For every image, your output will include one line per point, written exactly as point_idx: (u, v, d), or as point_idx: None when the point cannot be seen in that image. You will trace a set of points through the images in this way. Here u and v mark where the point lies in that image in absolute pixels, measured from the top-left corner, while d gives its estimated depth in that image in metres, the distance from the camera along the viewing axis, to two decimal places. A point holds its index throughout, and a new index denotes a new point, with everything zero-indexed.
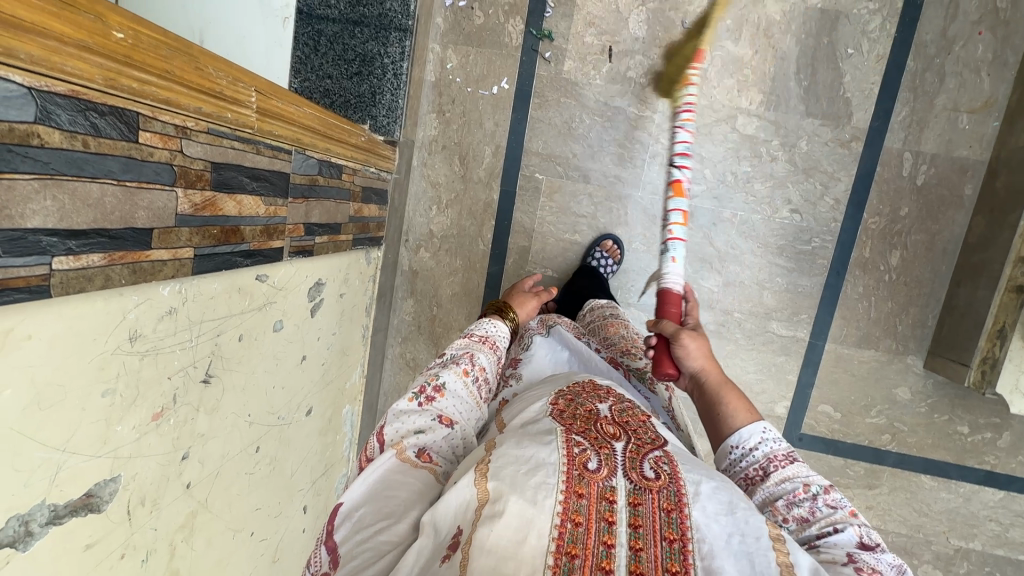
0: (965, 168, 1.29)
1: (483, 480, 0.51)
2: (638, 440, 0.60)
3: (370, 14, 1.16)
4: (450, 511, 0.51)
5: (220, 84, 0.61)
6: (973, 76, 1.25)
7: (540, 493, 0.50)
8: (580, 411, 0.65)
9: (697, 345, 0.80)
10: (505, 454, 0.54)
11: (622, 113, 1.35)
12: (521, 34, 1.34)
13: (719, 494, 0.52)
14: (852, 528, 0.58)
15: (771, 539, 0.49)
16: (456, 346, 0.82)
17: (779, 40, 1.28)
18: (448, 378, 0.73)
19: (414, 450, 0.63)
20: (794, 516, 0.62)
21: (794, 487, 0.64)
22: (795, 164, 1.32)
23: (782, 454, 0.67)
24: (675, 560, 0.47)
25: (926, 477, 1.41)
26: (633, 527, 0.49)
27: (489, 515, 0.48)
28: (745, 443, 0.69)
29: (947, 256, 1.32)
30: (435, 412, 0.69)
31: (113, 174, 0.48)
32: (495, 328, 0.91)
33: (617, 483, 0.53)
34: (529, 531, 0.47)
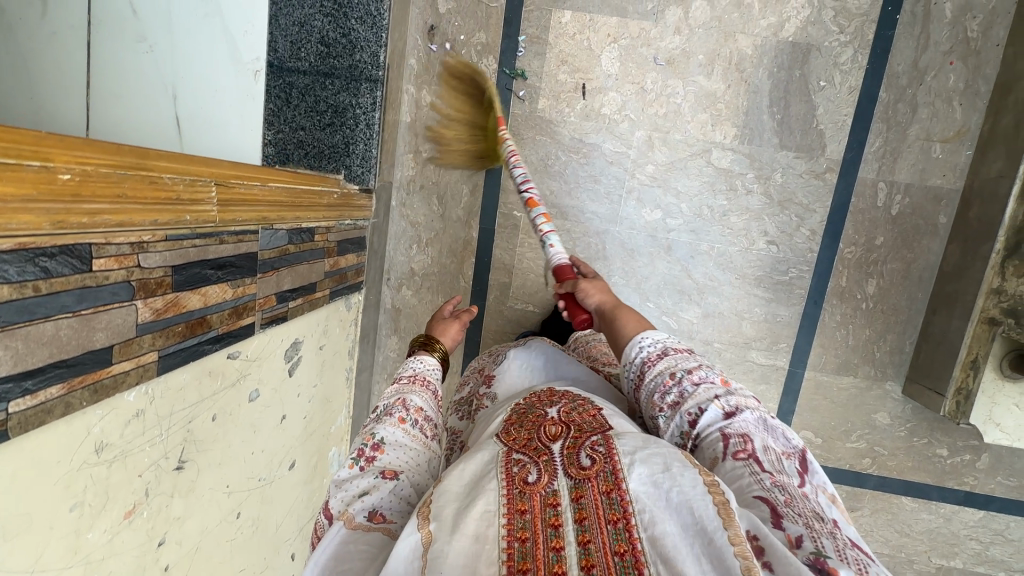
0: (939, 197, 1.29)
1: (427, 523, 0.46)
2: (577, 431, 0.55)
3: (340, 65, 1.19)
4: (401, 567, 0.44)
5: (178, 190, 0.62)
6: (945, 105, 1.25)
7: (483, 525, 0.45)
8: (528, 418, 0.60)
9: (591, 284, 0.81)
10: (447, 491, 0.49)
11: (597, 150, 1.35)
12: (494, 73, 1.34)
13: (653, 457, 0.48)
14: (715, 403, 0.60)
15: (707, 484, 0.45)
16: (387, 393, 0.72)
17: (751, 74, 1.28)
18: (386, 430, 0.65)
19: (363, 514, 0.56)
20: (669, 404, 0.63)
21: (664, 377, 0.65)
22: (771, 197, 1.33)
23: (654, 353, 0.68)
24: (622, 540, 0.43)
25: (907, 499, 1.43)
26: (579, 522, 0.45)
27: (434, 558, 0.43)
28: (628, 357, 0.69)
29: (923, 283, 1.32)
30: (378, 469, 0.61)
31: (67, 307, 0.50)
32: (423, 364, 0.80)
33: (560, 485, 0.49)
34: (477, 563, 0.42)
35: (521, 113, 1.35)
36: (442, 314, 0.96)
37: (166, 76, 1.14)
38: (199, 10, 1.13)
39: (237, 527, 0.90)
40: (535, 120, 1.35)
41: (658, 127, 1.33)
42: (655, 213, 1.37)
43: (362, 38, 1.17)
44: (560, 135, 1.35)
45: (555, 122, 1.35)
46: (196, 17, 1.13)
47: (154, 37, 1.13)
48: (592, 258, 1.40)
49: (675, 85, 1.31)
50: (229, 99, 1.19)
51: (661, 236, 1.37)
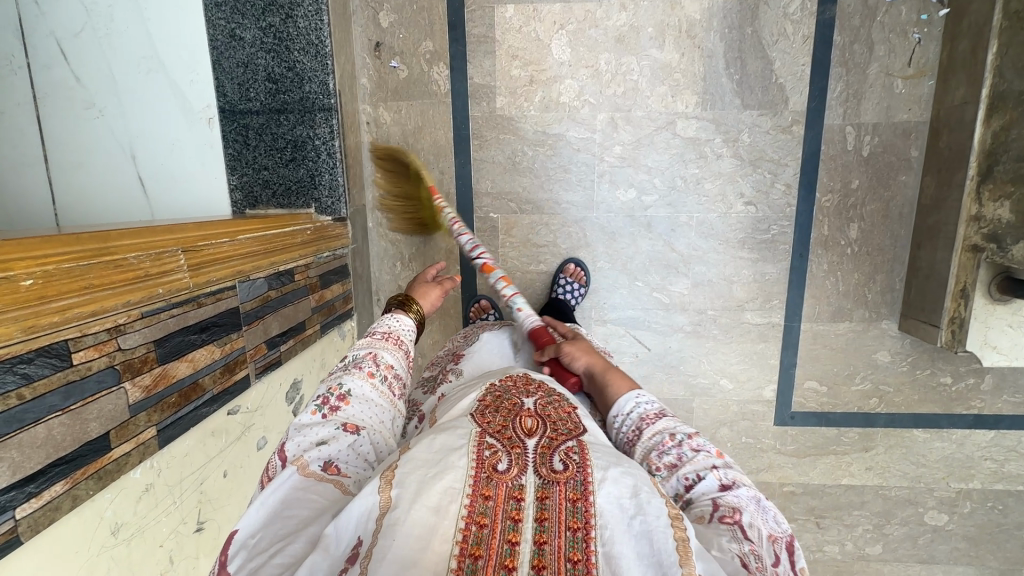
0: (908, 132, 1.28)
1: (388, 487, 0.48)
2: (553, 432, 0.56)
3: (291, 100, 1.18)
4: (353, 519, 0.47)
5: (144, 267, 0.63)
6: (901, 40, 1.24)
7: (445, 500, 0.46)
8: (504, 404, 0.62)
9: (574, 345, 0.80)
10: (415, 457, 0.51)
11: (562, 139, 1.34)
12: (448, 80, 1.33)
13: (625, 479, 0.49)
14: (712, 472, 0.56)
15: (670, 517, 0.45)
16: (360, 345, 0.76)
17: (703, 39, 1.27)
18: (353, 383, 0.68)
19: (318, 463, 0.58)
20: (665, 464, 0.59)
21: (664, 436, 0.62)
22: (742, 158, 1.33)
23: (653, 412, 0.65)
24: (577, 548, 0.42)
25: (918, 431, 1.45)
26: (539, 521, 0.45)
27: (390, 524, 0.43)
28: (623, 410, 0.67)
29: (904, 219, 1.33)
30: (340, 421, 0.64)
31: (56, 406, 0.51)
32: (399, 324, 0.84)
33: (527, 480, 0.49)
34: (432, 537, 0.43)
35: (481, 115, 1.34)
36: (424, 278, 1.00)
37: (123, 139, 1.14)
38: (141, 68, 1.12)
39: None
40: (496, 120, 1.34)
41: (619, 107, 1.32)
42: (630, 192, 1.36)
43: (308, 69, 1.17)
44: (523, 131, 1.34)
45: (516, 119, 1.34)
46: (139, 75, 1.12)
47: (102, 102, 1.12)
48: (575, 247, 1.40)
49: (629, 62, 1.29)
50: (188, 151, 1.18)
51: (639, 215, 1.37)
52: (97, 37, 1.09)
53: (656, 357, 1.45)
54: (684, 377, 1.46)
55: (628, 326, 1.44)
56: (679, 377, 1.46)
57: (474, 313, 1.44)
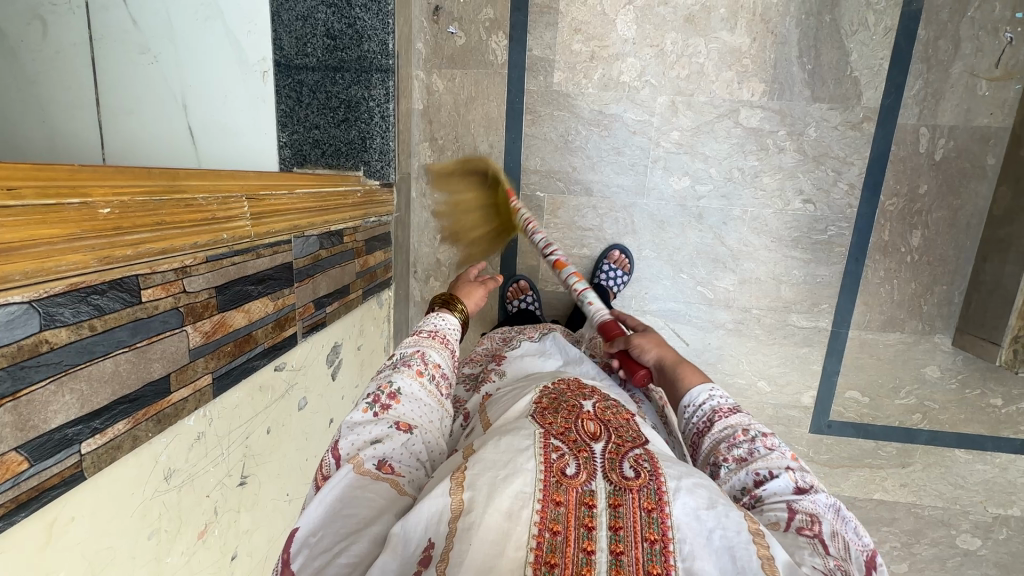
0: (987, 138, 1.22)
1: (460, 489, 0.45)
2: (618, 438, 0.54)
3: (348, 58, 1.15)
4: (421, 522, 0.45)
5: (212, 208, 0.61)
6: (990, 38, 1.17)
7: (517, 504, 0.43)
8: (563, 406, 0.60)
9: (645, 337, 0.79)
10: (482, 458, 0.48)
11: (618, 120, 1.30)
12: (506, 50, 1.28)
13: (700, 489, 0.46)
14: (788, 473, 0.55)
15: (752, 531, 0.43)
16: (406, 342, 0.73)
17: (778, 24, 1.21)
18: (403, 381, 0.66)
19: (372, 462, 0.55)
20: (734, 456, 0.59)
21: (735, 430, 0.61)
22: (805, 153, 1.27)
23: (728, 407, 0.65)
24: (656, 562, 0.40)
25: (961, 451, 1.39)
26: (613, 530, 0.43)
27: (466, 528, 0.42)
28: (695, 400, 0.67)
29: (971, 230, 1.26)
30: (392, 419, 0.61)
31: (124, 341, 0.49)
32: (444, 322, 0.81)
33: (598, 486, 0.47)
34: (507, 543, 0.41)
35: (537, 89, 1.30)
36: (468, 276, 0.96)
37: (175, 87, 1.13)
38: (199, 15, 1.10)
39: None
40: (551, 95, 1.30)
41: (681, 91, 1.27)
42: (684, 180, 1.31)
43: (368, 27, 1.13)
44: (578, 109, 1.30)
45: (572, 96, 1.29)
46: (196, 22, 1.10)
47: (157, 47, 1.11)
48: (621, 233, 1.36)
49: (697, 43, 1.24)
50: (240, 103, 1.16)
51: (691, 204, 1.33)
52: None
53: (693, 353, 1.41)
54: (721, 375, 1.43)
55: (668, 318, 1.40)
56: (716, 375, 1.42)
57: (513, 293, 1.39)
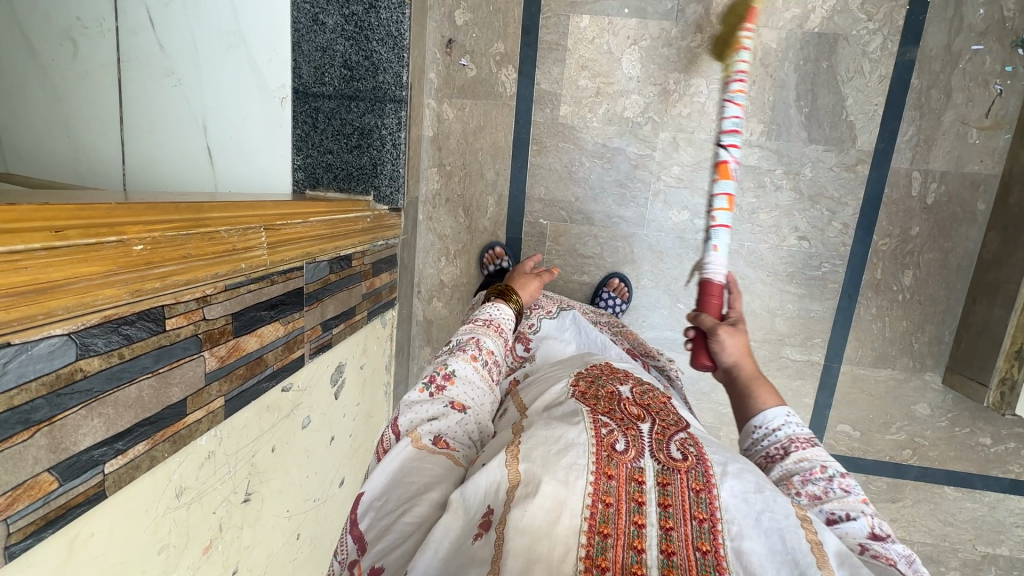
0: (977, 184, 1.26)
1: (515, 461, 0.52)
2: (662, 422, 0.61)
3: (364, 88, 1.20)
4: (479, 491, 0.52)
5: (233, 240, 0.65)
6: (981, 89, 1.22)
7: (571, 475, 0.50)
8: (602, 392, 0.67)
9: (733, 336, 0.80)
10: (534, 437, 0.55)
11: (621, 153, 1.34)
12: (515, 83, 1.33)
13: (746, 474, 0.52)
14: (865, 518, 0.55)
15: (798, 518, 0.48)
16: (463, 331, 0.81)
17: (777, 68, 1.26)
18: (458, 364, 0.73)
19: (429, 438, 0.62)
20: (806, 492, 0.59)
21: (811, 465, 0.61)
22: (801, 192, 1.31)
23: (804, 437, 0.65)
24: (705, 538, 0.46)
25: (950, 488, 1.41)
26: (662, 506, 0.49)
27: (523, 496, 0.48)
28: (768, 424, 0.68)
29: (961, 272, 1.30)
30: (447, 399, 0.68)
31: (147, 367, 0.52)
32: (498, 312, 0.89)
33: (645, 464, 0.54)
34: (560, 513, 0.47)
35: (543, 121, 1.34)
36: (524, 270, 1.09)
37: (196, 110, 1.19)
38: (223, 43, 1.16)
39: (296, 547, 0.94)
40: (557, 128, 1.34)
41: (682, 128, 1.31)
42: (682, 214, 1.36)
43: (384, 60, 1.18)
44: (583, 141, 1.34)
45: (578, 129, 1.34)
46: (220, 49, 1.16)
47: (181, 71, 1.17)
48: (620, 262, 1.40)
49: (698, 83, 1.29)
50: (257, 126, 1.21)
51: (689, 237, 1.37)
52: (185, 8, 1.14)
53: (687, 381, 1.44)
54: (715, 405, 1.45)
55: (664, 347, 1.43)
56: (710, 404, 1.45)
57: (488, 259, 1.41)
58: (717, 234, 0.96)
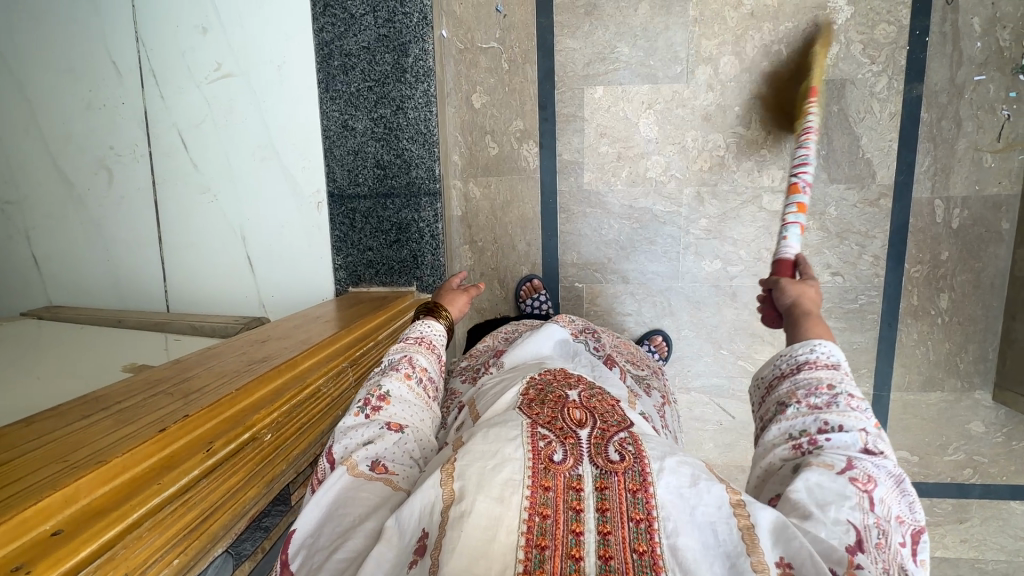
0: (999, 205, 1.29)
1: (450, 479, 0.50)
2: (604, 424, 0.58)
3: (397, 185, 1.21)
4: (414, 513, 0.49)
5: (331, 392, 0.68)
6: (989, 116, 1.26)
7: (507, 491, 0.48)
8: (550, 396, 0.63)
9: (797, 283, 0.72)
10: (471, 450, 0.53)
11: (648, 212, 1.37)
12: (537, 157, 1.37)
13: (682, 469, 0.50)
14: (861, 435, 0.53)
15: (733, 505, 0.46)
16: (393, 350, 0.74)
17: (790, 116, 1.30)
18: (392, 385, 0.67)
19: (366, 463, 0.58)
20: (808, 403, 0.56)
21: (820, 381, 0.57)
22: (828, 230, 1.34)
23: (825, 361, 0.58)
24: (642, 539, 0.44)
25: (1016, 503, 1.41)
26: (601, 511, 0.47)
27: (457, 516, 0.46)
28: (795, 347, 0.61)
29: (995, 290, 1.32)
30: (383, 421, 0.64)
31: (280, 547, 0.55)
32: (429, 328, 0.80)
33: (584, 470, 0.51)
34: (499, 528, 0.45)
35: (568, 190, 1.38)
36: (452, 285, 0.95)
37: (234, 221, 1.23)
38: (258, 155, 1.20)
39: None
40: (583, 194, 1.38)
41: (705, 182, 1.35)
42: (715, 263, 1.38)
43: (416, 156, 1.19)
44: (609, 205, 1.37)
45: (603, 194, 1.37)
46: (254, 162, 1.20)
47: (215, 186, 1.22)
48: (659, 316, 1.41)
49: (716, 138, 1.33)
50: (296, 231, 1.23)
51: (725, 284, 1.39)
52: (214, 127, 1.20)
53: (741, 425, 1.44)
54: None
55: (713, 393, 1.44)
56: None
57: (526, 292, 1.40)
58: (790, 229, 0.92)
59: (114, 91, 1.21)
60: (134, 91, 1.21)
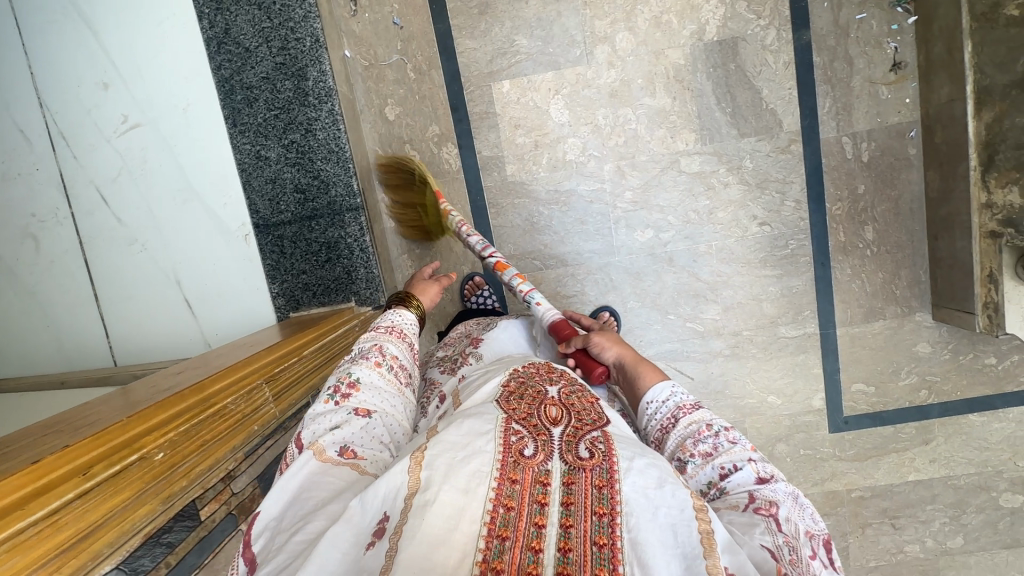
0: (903, 132, 1.34)
1: (417, 468, 0.52)
2: (578, 422, 0.61)
3: (319, 205, 1.24)
4: (378, 497, 0.52)
5: (240, 409, 0.67)
6: (877, 50, 1.31)
7: (474, 482, 0.51)
8: (528, 392, 0.67)
9: (603, 336, 0.83)
10: (443, 440, 0.56)
11: (574, 194, 1.40)
12: (458, 157, 1.40)
13: (650, 470, 0.53)
14: (750, 465, 0.62)
15: (695, 509, 0.50)
16: (365, 338, 0.80)
17: (691, 81, 1.35)
18: (362, 371, 0.74)
19: (334, 449, 0.63)
20: (700, 451, 0.65)
21: (699, 425, 0.67)
22: (748, 183, 1.38)
23: (690, 402, 0.71)
24: (603, 533, 0.48)
25: (974, 415, 1.44)
26: (565, 505, 0.51)
27: (421, 505, 0.49)
28: (658, 398, 0.72)
29: (916, 214, 1.36)
30: (352, 406, 0.69)
31: (195, 564, 0.55)
32: (401, 317, 0.88)
33: (553, 465, 0.54)
34: (461, 518, 0.48)
35: (494, 184, 1.41)
36: (422, 277, 1.04)
37: (166, 266, 1.23)
38: (177, 198, 1.21)
39: None
40: (509, 186, 1.41)
41: (623, 156, 1.38)
42: (647, 232, 1.41)
43: (332, 175, 1.22)
44: (536, 193, 1.41)
45: (528, 183, 1.40)
46: (176, 205, 1.21)
47: (143, 236, 1.22)
48: (603, 293, 1.44)
49: (625, 113, 1.36)
50: (228, 267, 1.24)
51: (660, 251, 1.42)
52: (132, 178, 1.21)
53: (700, 385, 1.47)
54: (732, 400, 1.48)
55: (668, 359, 1.47)
56: (727, 400, 1.48)
57: (469, 291, 1.42)
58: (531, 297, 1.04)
59: (26, 159, 1.21)
60: (47, 155, 1.21)
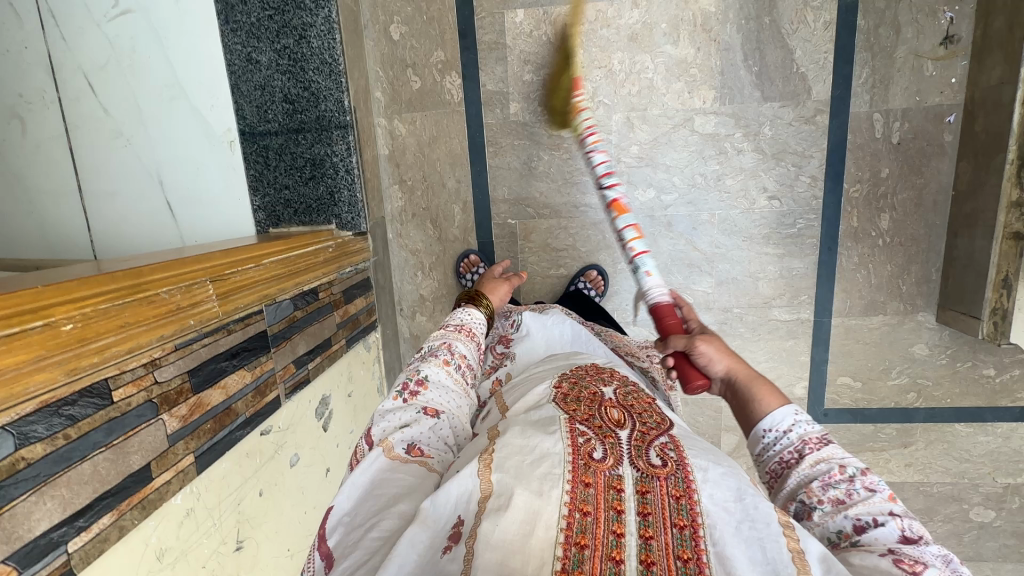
0: (941, 116, 1.23)
1: (488, 471, 0.50)
2: (643, 426, 0.57)
3: (308, 119, 1.21)
4: (451, 499, 0.49)
5: (176, 300, 0.65)
6: (930, 20, 1.19)
7: (546, 485, 0.47)
8: (585, 394, 0.63)
9: (712, 343, 0.71)
10: (509, 443, 0.52)
11: (578, 142, 1.33)
12: (461, 88, 1.33)
13: (726, 481, 0.49)
14: (894, 521, 0.49)
15: (780, 524, 0.45)
16: (435, 337, 0.78)
17: (719, 32, 1.24)
18: (431, 370, 0.71)
19: (403, 446, 0.60)
20: (829, 497, 0.53)
21: (830, 467, 0.55)
22: (764, 152, 1.29)
23: (817, 436, 0.59)
24: (686, 546, 0.43)
25: (960, 425, 1.39)
26: (642, 514, 0.46)
27: (496, 509, 0.45)
28: (778, 425, 0.61)
29: (939, 208, 1.27)
30: (421, 405, 0.66)
31: (100, 442, 0.53)
32: (469, 317, 0.84)
33: (624, 471, 0.50)
34: (536, 523, 0.44)
35: (496, 122, 1.34)
36: (493, 275, 1.02)
37: (149, 165, 1.19)
38: (165, 96, 1.16)
39: None
40: (510, 126, 1.34)
41: (635, 107, 1.30)
42: (648, 192, 1.34)
43: (323, 88, 1.19)
44: (537, 135, 1.33)
45: (530, 124, 1.33)
46: (164, 103, 1.16)
47: (128, 131, 1.18)
48: (594, 251, 1.39)
49: (644, 59, 1.27)
50: (212, 175, 1.22)
51: (659, 214, 1.35)
52: (121, 68, 1.15)
53: None
54: None
55: (652, 326, 1.42)
56: None
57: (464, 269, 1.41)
58: (642, 261, 0.88)
59: (14, 35, 1.14)
60: (35, 34, 1.14)
